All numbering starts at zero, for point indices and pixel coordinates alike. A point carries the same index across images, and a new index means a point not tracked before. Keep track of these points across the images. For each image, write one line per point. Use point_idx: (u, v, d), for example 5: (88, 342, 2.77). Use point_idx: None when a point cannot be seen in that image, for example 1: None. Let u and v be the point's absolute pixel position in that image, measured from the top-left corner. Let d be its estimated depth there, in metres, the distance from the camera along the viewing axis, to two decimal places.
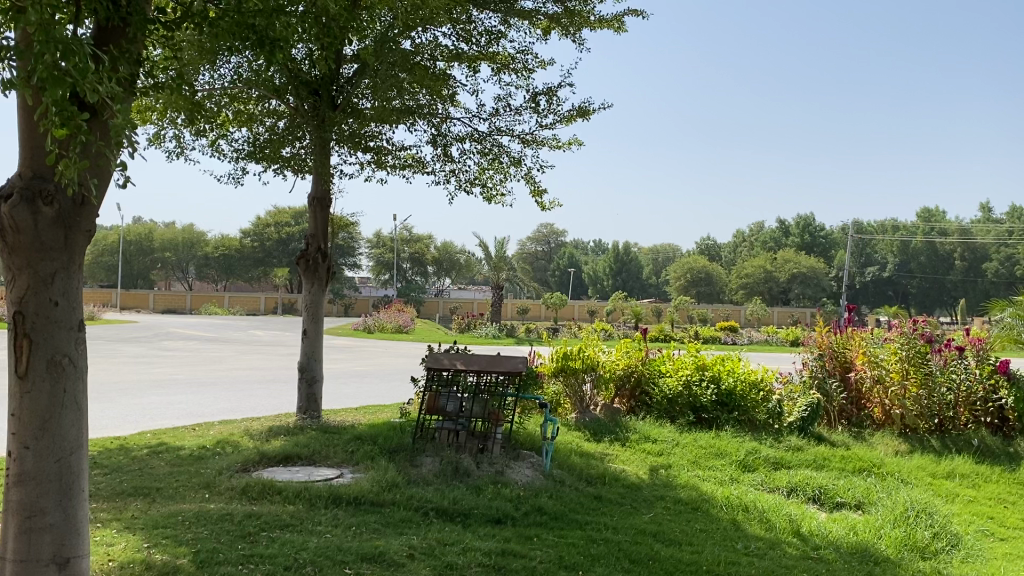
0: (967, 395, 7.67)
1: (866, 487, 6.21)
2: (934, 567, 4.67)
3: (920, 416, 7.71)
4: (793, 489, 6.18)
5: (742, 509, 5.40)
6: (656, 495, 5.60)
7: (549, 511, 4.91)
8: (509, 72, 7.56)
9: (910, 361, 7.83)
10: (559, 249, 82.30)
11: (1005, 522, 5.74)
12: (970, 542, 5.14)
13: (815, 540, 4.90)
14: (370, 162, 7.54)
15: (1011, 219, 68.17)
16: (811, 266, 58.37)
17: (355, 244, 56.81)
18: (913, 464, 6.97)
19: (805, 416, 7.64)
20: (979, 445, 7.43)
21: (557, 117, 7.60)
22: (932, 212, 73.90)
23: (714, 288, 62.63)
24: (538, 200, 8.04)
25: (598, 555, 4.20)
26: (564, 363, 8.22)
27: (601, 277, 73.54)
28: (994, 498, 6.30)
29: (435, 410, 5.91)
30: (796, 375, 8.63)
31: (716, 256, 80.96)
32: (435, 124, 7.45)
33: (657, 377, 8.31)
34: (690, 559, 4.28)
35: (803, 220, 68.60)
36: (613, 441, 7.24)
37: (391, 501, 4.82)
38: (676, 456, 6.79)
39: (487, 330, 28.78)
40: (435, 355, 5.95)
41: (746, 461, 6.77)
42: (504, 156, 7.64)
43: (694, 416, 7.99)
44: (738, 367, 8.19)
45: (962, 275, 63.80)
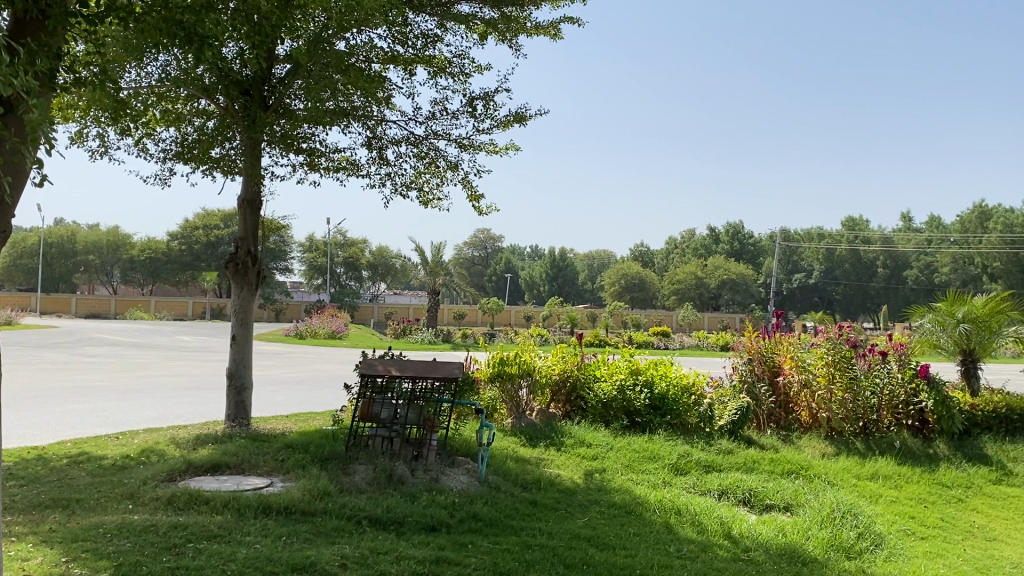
0: (889, 399, 7.96)
1: (794, 489, 6.35)
2: (859, 566, 4.79)
3: (845, 419, 7.90)
4: (724, 492, 6.28)
5: (675, 512, 5.46)
6: (591, 500, 5.62)
7: (484, 517, 4.88)
8: (445, 76, 7.52)
9: (836, 365, 8.02)
10: (495, 255, 82.45)
11: (925, 522, 5.93)
12: (892, 541, 5.30)
13: (745, 542, 4.98)
14: (303, 163, 7.39)
15: (930, 229, 70.76)
16: (740, 273, 59.67)
17: (287, 248, 55.89)
18: (839, 465, 7.16)
19: (735, 420, 7.80)
20: (901, 446, 7.69)
21: (494, 122, 7.59)
22: (856, 221, 76.23)
23: (647, 294, 63.53)
24: (475, 204, 8.02)
25: (533, 561, 4.19)
26: (500, 369, 8.09)
27: (537, 282, 73.87)
28: (914, 498, 6.51)
29: (369, 417, 5.84)
30: (726, 380, 8.73)
31: (650, 263, 81.99)
32: (371, 126, 7.37)
33: (592, 382, 8.32)
34: (623, 563, 4.30)
35: (733, 228, 70.11)
36: (548, 446, 7.25)
37: (323, 509, 4.74)
38: (611, 460, 6.83)
39: (423, 336, 28.60)
40: (369, 361, 5.85)
41: (678, 463, 6.86)
42: (441, 160, 7.60)
43: (627, 420, 8.05)
44: (671, 372, 8.30)
45: (884, 282, 65.94)
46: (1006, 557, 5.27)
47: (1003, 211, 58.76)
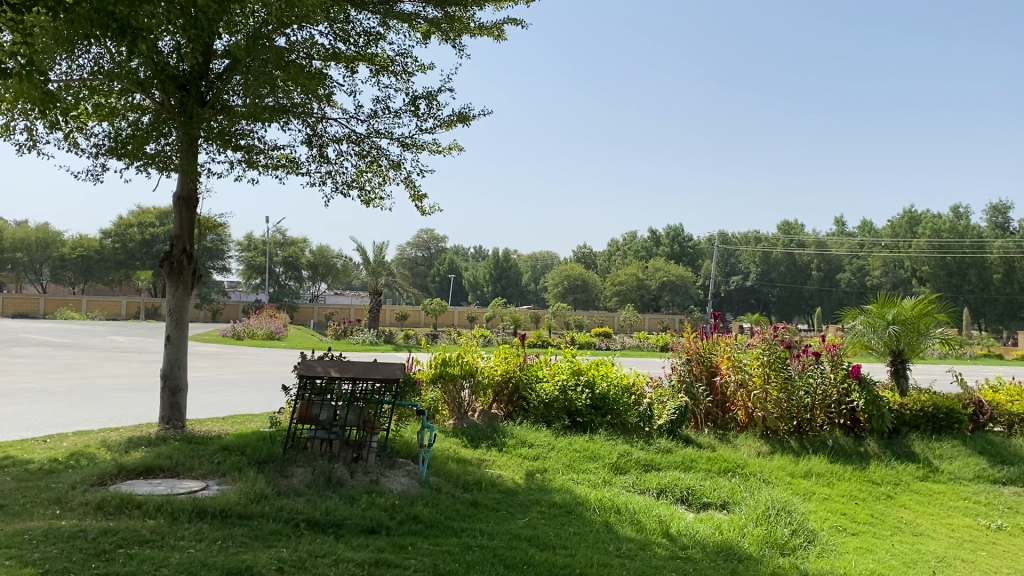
0: (823, 399, 8.15)
1: (731, 488, 6.46)
2: (792, 563, 4.91)
3: (780, 418, 8.05)
4: (662, 490, 6.36)
5: (614, 511, 5.51)
6: (532, 500, 5.64)
7: (424, 519, 4.86)
8: (388, 74, 7.47)
9: (771, 365, 8.16)
10: (438, 256, 82.24)
11: (856, 518, 6.10)
12: (824, 538, 5.44)
13: (683, 540, 5.05)
14: (240, 161, 7.26)
15: (862, 233, 72.69)
16: (680, 275, 60.67)
17: (224, 247, 54.85)
18: (774, 464, 7.31)
19: (673, 419, 7.90)
20: (833, 445, 7.89)
21: (437, 121, 7.57)
22: (791, 224, 77.94)
23: (589, 295, 64.05)
24: (418, 204, 7.99)
25: (473, 561, 4.18)
26: (442, 370, 8.01)
27: (480, 283, 73.83)
28: (845, 495, 6.69)
29: (308, 419, 5.76)
30: (665, 380, 8.88)
31: (592, 265, 82.60)
32: (311, 123, 7.28)
33: (535, 382, 8.34)
34: (563, 563, 4.32)
35: (673, 230, 71.17)
36: (489, 447, 7.25)
37: (260, 513, 4.65)
38: (551, 460, 6.86)
39: (364, 337, 28.36)
40: (308, 362, 5.76)
41: (618, 463, 6.93)
42: (383, 159, 7.54)
43: (569, 420, 8.08)
44: (611, 372, 8.38)
45: (818, 285, 67.53)
46: (931, 551, 5.45)
47: (931, 217, 60.75)
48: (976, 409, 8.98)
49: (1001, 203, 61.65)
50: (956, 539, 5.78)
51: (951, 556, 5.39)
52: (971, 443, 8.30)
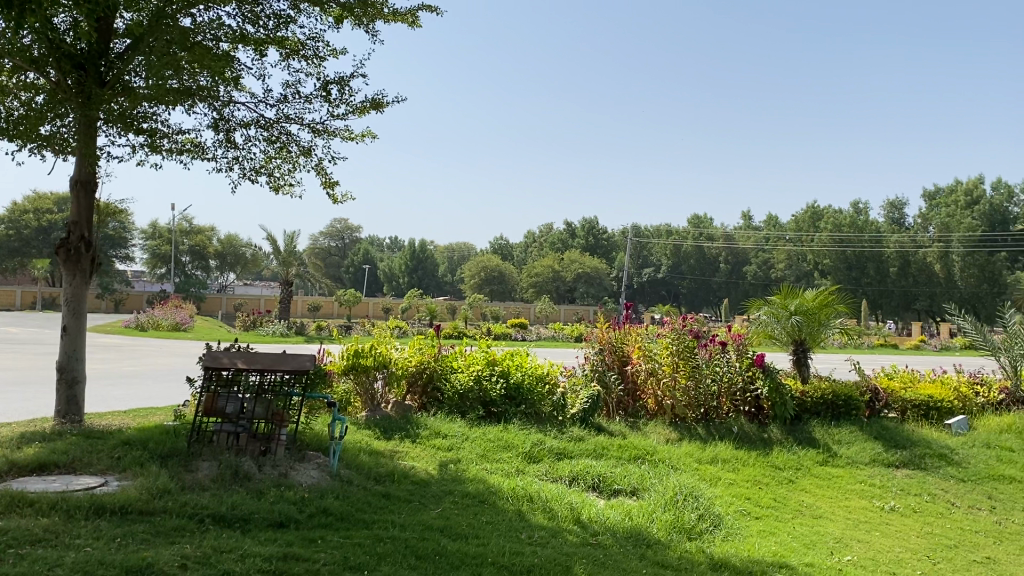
0: (729, 386, 8.42)
1: (640, 474, 6.59)
2: (699, 546, 5.04)
3: (688, 406, 8.31)
4: (574, 478, 6.43)
5: (526, 499, 5.55)
6: (444, 490, 5.63)
7: (335, 512, 4.79)
8: (299, 58, 7.31)
9: (680, 354, 8.38)
10: (352, 246, 81.16)
11: (759, 502, 6.30)
12: (729, 521, 5.61)
13: (594, 526, 5.12)
14: (142, 145, 7.00)
15: (768, 227, 75.12)
16: (594, 267, 61.53)
17: (127, 235, 52.78)
18: (682, 451, 7.48)
19: (586, 407, 8.02)
20: (738, 432, 8.14)
21: (349, 107, 7.44)
22: (701, 218, 79.87)
23: (505, 286, 64.22)
24: (329, 192, 7.84)
25: (384, 553, 4.15)
26: (354, 361, 7.88)
27: (396, 274, 73.14)
28: (749, 480, 6.91)
29: (213, 412, 5.59)
30: (579, 369, 8.98)
31: (507, 256, 82.84)
32: (218, 107, 7.07)
33: (449, 373, 8.29)
34: (476, 552, 4.33)
35: (588, 223, 72.06)
36: (402, 438, 7.18)
37: (162, 509, 4.50)
38: (465, 450, 6.85)
39: (274, 328, 27.78)
40: (213, 353, 5.60)
41: (531, 452, 6.97)
42: (293, 145, 7.38)
43: (483, 410, 8.07)
44: (526, 362, 8.43)
45: (726, 277, 69.52)
46: (829, 532, 5.68)
47: (832, 212, 63.20)
48: (873, 396, 9.34)
49: (897, 199, 64.59)
50: (851, 520, 6.05)
51: (848, 537, 5.63)
52: (868, 428, 8.67)
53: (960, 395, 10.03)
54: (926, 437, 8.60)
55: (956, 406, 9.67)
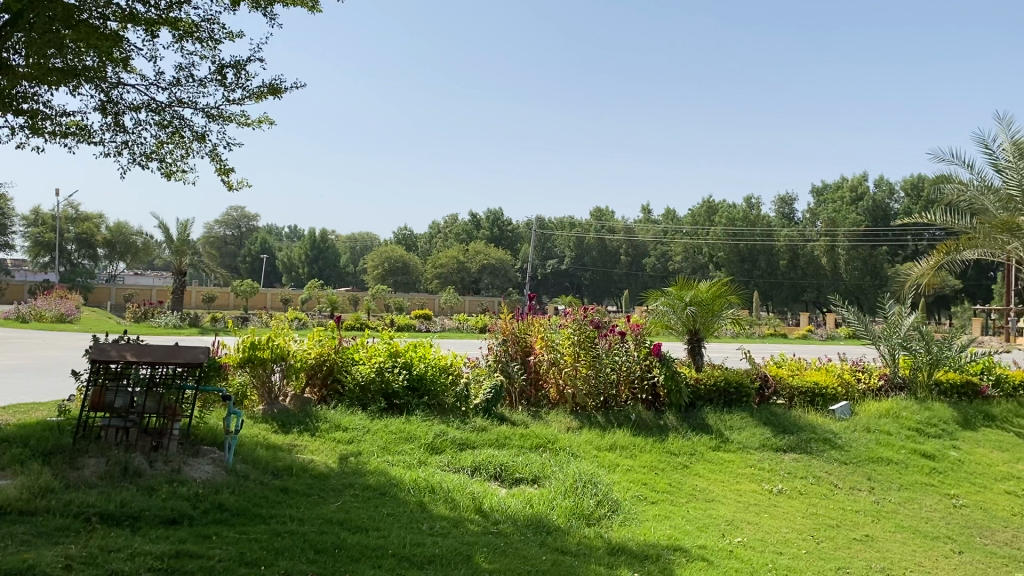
0: (627, 375, 8.63)
1: (541, 462, 6.67)
2: (597, 532, 5.15)
3: (588, 395, 8.48)
4: (476, 468, 6.46)
5: (428, 490, 5.55)
6: (344, 483, 5.56)
7: (230, 507, 4.68)
8: (193, 40, 7.07)
9: (580, 344, 8.56)
10: (250, 234, 78.99)
11: (655, 487, 6.48)
12: (626, 507, 5.75)
13: (495, 515, 5.16)
14: (23, 126, 6.64)
15: (667, 220, 77.03)
16: (499, 258, 61.80)
17: (5, 221, 49.79)
18: (582, 438, 7.61)
19: (489, 398, 8.11)
20: (636, 418, 8.35)
21: (246, 92, 7.24)
22: (602, 211, 81.16)
23: (409, 277, 63.67)
24: (224, 179, 7.62)
25: (282, 548, 4.08)
26: (251, 353, 7.66)
27: (296, 264, 71.56)
28: (647, 466, 7.09)
29: (100, 407, 5.37)
30: (482, 359, 8.99)
31: (411, 247, 82.24)
32: (105, 89, 6.77)
33: (351, 365, 8.17)
34: (375, 544, 4.30)
35: (493, 214, 72.25)
36: (301, 432, 7.05)
37: (45, 508, 4.30)
38: (367, 443, 6.79)
39: (166, 319, 26.77)
40: (101, 346, 5.38)
41: (433, 443, 6.96)
42: (186, 130, 7.14)
43: (385, 402, 7.96)
44: (429, 354, 8.39)
45: (626, 269, 70.84)
46: (721, 515, 5.89)
47: (727, 207, 65.32)
48: (762, 383, 9.73)
49: (787, 195, 67.26)
50: (742, 503, 6.30)
51: (739, 519, 5.86)
52: (758, 414, 9.02)
53: (843, 381, 10.56)
54: (811, 422, 9.02)
55: (839, 393, 10.16)
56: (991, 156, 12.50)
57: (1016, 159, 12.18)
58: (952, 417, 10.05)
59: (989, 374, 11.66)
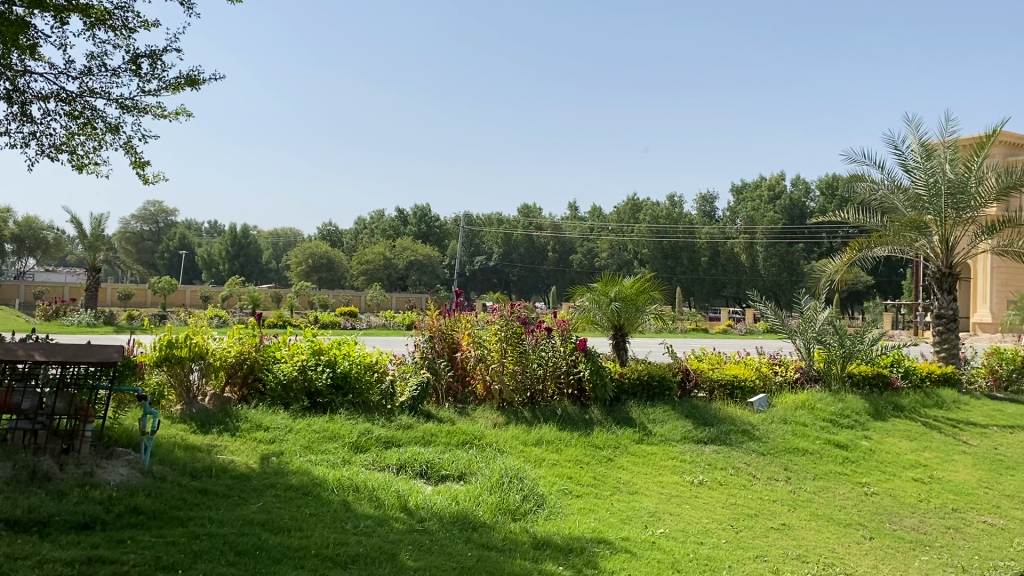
0: (554, 370, 8.70)
1: (468, 459, 6.67)
2: (523, 527, 5.18)
3: (515, 390, 8.49)
4: (401, 466, 6.42)
5: (353, 489, 5.49)
6: (267, 484, 5.46)
7: (146, 510, 4.54)
8: (105, 28, 6.83)
9: (508, 340, 8.59)
10: (169, 230, 76.80)
11: (581, 481, 6.55)
12: (552, 501, 5.80)
13: (420, 513, 5.14)
14: None
15: (593, 217, 77.86)
16: (426, 254, 61.57)
17: None
18: (509, 434, 7.64)
19: (415, 395, 8.05)
20: (562, 413, 8.43)
21: (162, 83, 7.03)
22: (530, 208, 81.52)
23: (334, 273, 62.82)
24: (140, 172, 7.39)
25: (201, 551, 3.98)
26: (168, 353, 7.45)
27: (217, 260, 69.80)
28: (572, 460, 7.16)
29: (6, 408, 5.14)
30: (408, 357, 8.91)
31: (337, 243, 81.21)
32: (11, 77, 6.49)
33: (272, 364, 8.00)
34: (298, 545, 4.24)
35: (420, 210, 71.93)
36: (221, 432, 6.89)
37: None
38: (289, 443, 6.68)
39: (79, 317, 25.81)
40: (6, 345, 5.15)
41: (359, 442, 6.89)
42: (99, 121, 6.90)
43: (308, 401, 7.84)
44: (353, 351, 8.29)
45: (553, 266, 71.31)
46: (645, 507, 5.99)
47: (651, 204, 66.40)
48: (684, 376, 9.94)
49: (709, 193, 68.71)
50: (664, 495, 6.41)
51: (661, 510, 5.96)
52: (680, 407, 9.20)
53: (761, 374, 10.86)
54: (731, 414, 9.24)
55: (757, 385, 10.43)
56: (900, 156, 12.99)
57: (923, 160, 12.68)
58: (864, 408, 10.43)
59: (899, 367, 12.12)
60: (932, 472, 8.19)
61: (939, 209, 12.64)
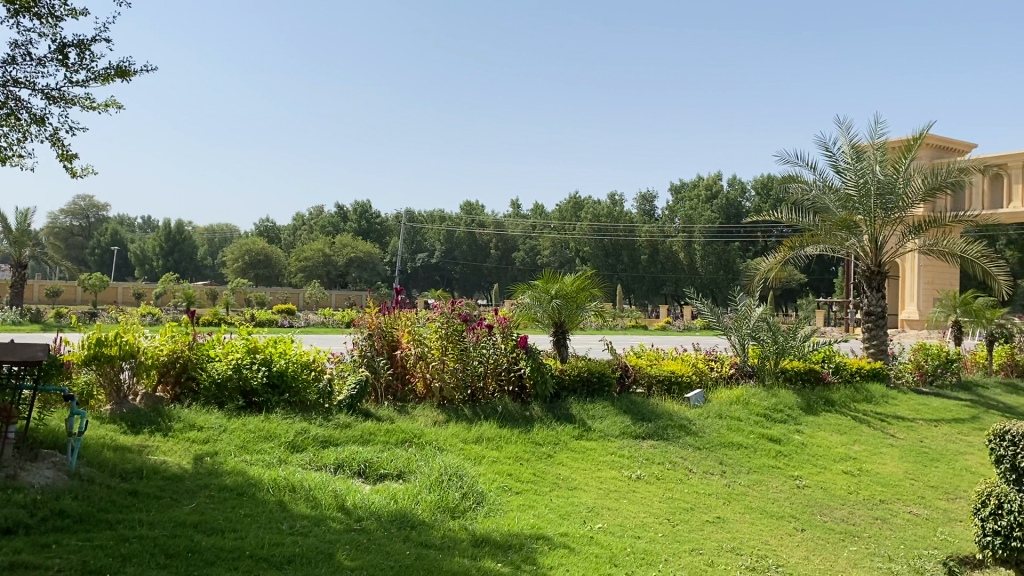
0: (494, 368, 8.72)
1: (407, 457, 6.64)
2: (461, 524, 5.18)
3: (456, 388, 8.49)
4: (339, 465, 6.36)
5: (289, 490, 5.42)
6: (200, 485, 5.35)
7: (72, 514, 4.41)
8: (30, 16, 6.61)
9: (448, 338, 8.57)
10: (100, 225, 74.63)
11: (520, 478, 6.57)
12: (491, 498, 5.81)
13: (358, 512, 5.10)
14: None
15: (535, 215, 78.24)
16: (366, 251, 61.13)
17: None
18: (448, 432, 7.61)
19: (353, 394, 7.98)
20: (503, 410, 8.45)
21: (91, 74, 6.84)
22: (472, 206, 81.49)
23: (271, 270, 61.89)
24: (67, 165, 7.17)
25: (129, 554, 3.88)
26: (97, 351, 7.23)
27: (150, 256, 68.06)
28: (512, 457, 7.18)
29: None
30: (346, 355, 8.82)
31: (275, 239, 79.98)
32: None
33: (206, 362, 7.84)
34: (231, 546, 4.17)
35: (361, 206, 71.41)
36: (152, 432, 6.73)
37: None
38: (224, 443, 6.56)
39: (3, 316, 24.93)
40: None
41: (295, 441, 6.80)
42: (23, 112, 6.67)
43: (243, 400, 7.71)
44: (289, 349, 8.17)
45: (496, 263, 71.46)
46: (583, 503, 6.04)
47: (592, 203, 67.04)
48: (623, 373, 10.03)
49: (649, 192, 69.65)
50: (603, 490, 6.47)
51: (600, 506, 6.02)
52: (619, 403, 9.29)
53: (697, 370, 11.03)
54: (668, 410, 9.37)
55: (693, 381, 10.60)
56: (832, 157, 13.33)
57: (854, 161, 13.03)
58: (796, 403, 10.68)
59: (830, 362, 12.45)
60: (861, 465, 8.43)
61: (869, 209, 13.02)
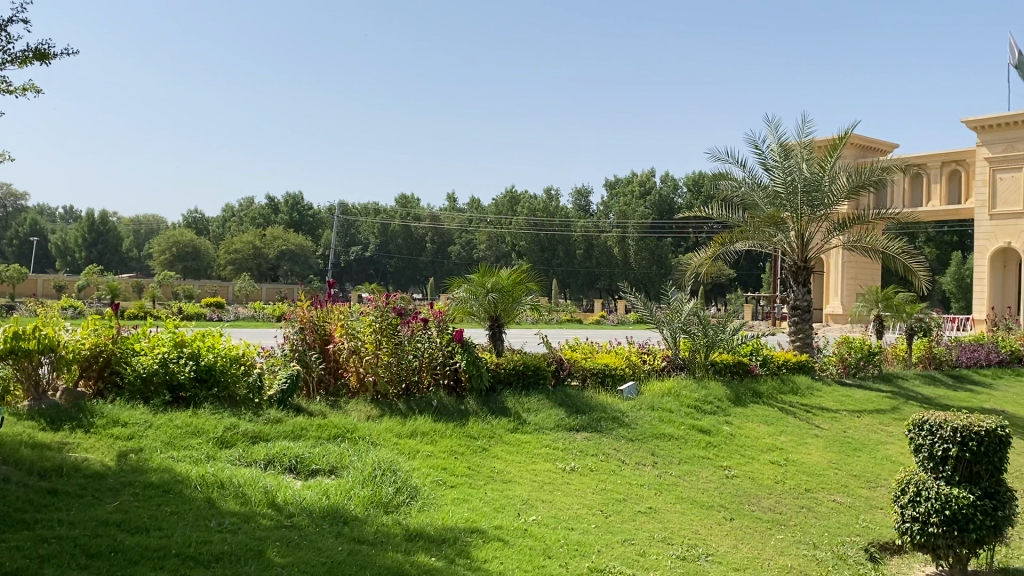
0: (429, 362, 8.67)
1: (339, 452, 6.56)
2: (395, 519, 5.14)
3: (390, 382, 8.43)
4: (270, 461, 6.25)
5: (218, 486, 5.30)
6: (123, 482, 5.20)
7: None
8: None
9: (382, 331, 8.48)
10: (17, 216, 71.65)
11: (454, 471, 6.55)
12: (425, 492, 5.78)
13: (289, 508, 5.02)
14: None
15: (471, 208, 78.13)
16: (298, 244, 60.17)
17: None
18: (382, 426, 7.54)
19: (284, 389, 7.88)
20: (437, 404, 8.43)
21: (8, 56, 6.55)
22: (407, 199, 80.89)
23: (200, 263, 60.44)
24: None
25: (48, 555, 3.75)
26: (14, 345, 6.93)
27: (71, 248, 65.65)
28: (446, 451, 7.16)
29: None
30: (277, 349, 8.66)
31: (204, 231, 78.05)
32: None
33: (130, 357, 7.60)
34: (157, 544, 4.06)
35: (292, 198, 70.26)
36: (74, 429, 6.49)
37: None
38: (149, 439, 6.39)
39: None
40: None
41: (224, 437, 6.66)
42: None
43: (170, 395, 7.51)
44: (218, 343, 7.97)
45: (431, 257, 71.11)
46: (518, 495, 6.06)
47: (527, 197, 67.22)
48: (558, 366, 10.08)
49: (584, 188, 70.17)
50: (537, 483, 6.51)
51: (534, 498, 6.05)
52: (553, 396, 9.35)
53: (630, 362, 11.17)
54: (601, 402, 9.47)
55: (626, 373, 10.73)
56: (761, 155, 13.62)
57: (782, 159, 13.34)
58: (726, 395, 10.90)
59: (757, 355, 12.74)
60: (787, 455, 8.66)
61: (796, 206, 13.35)
